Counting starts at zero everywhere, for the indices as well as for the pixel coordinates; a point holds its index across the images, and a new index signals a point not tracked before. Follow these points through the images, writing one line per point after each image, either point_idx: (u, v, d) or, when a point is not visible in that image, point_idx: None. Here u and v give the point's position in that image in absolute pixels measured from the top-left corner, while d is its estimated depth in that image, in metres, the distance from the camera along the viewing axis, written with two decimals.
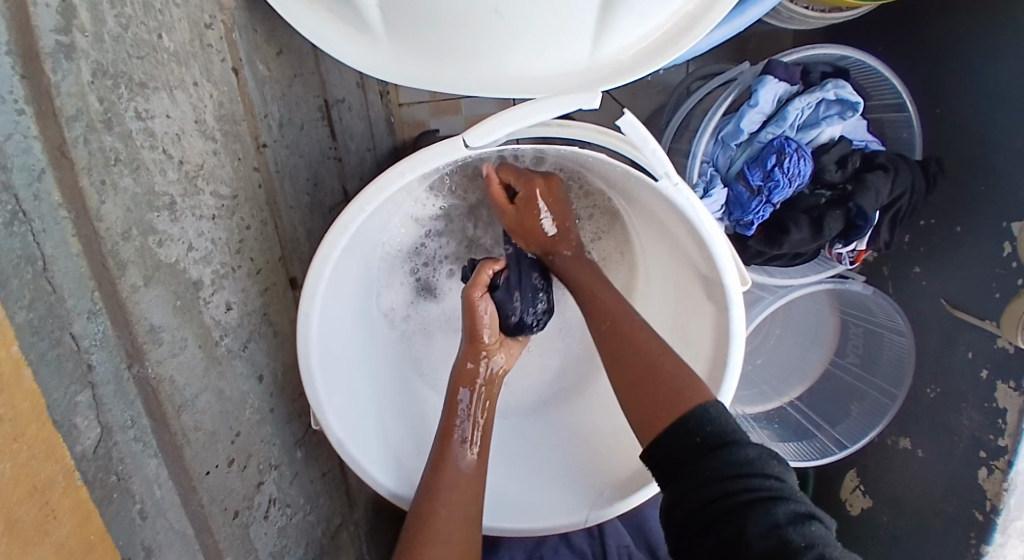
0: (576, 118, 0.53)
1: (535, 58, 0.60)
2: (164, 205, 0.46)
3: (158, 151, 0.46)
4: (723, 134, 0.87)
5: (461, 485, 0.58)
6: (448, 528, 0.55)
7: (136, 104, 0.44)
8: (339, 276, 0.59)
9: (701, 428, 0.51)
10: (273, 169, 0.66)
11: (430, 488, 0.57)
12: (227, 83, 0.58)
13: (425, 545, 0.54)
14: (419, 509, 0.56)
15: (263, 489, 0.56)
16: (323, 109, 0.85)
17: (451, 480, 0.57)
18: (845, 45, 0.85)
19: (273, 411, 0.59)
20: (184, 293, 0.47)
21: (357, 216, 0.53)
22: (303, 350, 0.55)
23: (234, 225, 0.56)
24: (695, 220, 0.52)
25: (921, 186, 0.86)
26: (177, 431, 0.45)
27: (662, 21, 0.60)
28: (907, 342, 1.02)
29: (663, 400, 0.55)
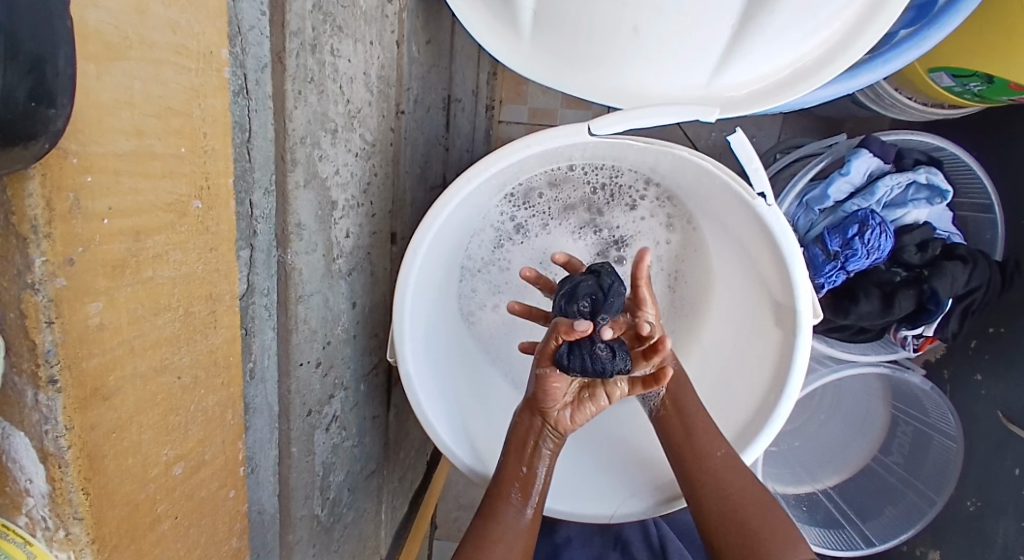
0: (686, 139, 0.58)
1: (658, 79, 0.67)
2: (330, 129, 0.54)
3: (337, 84, 0.54)
4: (808, 198, 0.91)
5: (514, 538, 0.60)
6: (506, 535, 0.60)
7: (333, 43, 0.53)
8: (447, 230, 0.65)
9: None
10: (403, 134, 0.73)
11: (483, 535, 0.59)
12: (390, 51, 0.67)
13: None
14: (475, 550, 0.58)
15: (332, 403, 0.60)
16: (445, 101, 0.94)
17: (501, 529, 0.60)
18: (944, 136, 0.88)
19: (355, 339, 0.64)
20: (324, 206, 0.54)
21: (480, 173, 0.58)
22: (402, 283, 0.60)
23: (367, 168, 0.63)
24: (781, 243, 0.56)
25: (996, 284, 0.87)
26: (292, 315, 0.50)
27: (778, 69, 0.66)
28: (957, 449, 1.00)
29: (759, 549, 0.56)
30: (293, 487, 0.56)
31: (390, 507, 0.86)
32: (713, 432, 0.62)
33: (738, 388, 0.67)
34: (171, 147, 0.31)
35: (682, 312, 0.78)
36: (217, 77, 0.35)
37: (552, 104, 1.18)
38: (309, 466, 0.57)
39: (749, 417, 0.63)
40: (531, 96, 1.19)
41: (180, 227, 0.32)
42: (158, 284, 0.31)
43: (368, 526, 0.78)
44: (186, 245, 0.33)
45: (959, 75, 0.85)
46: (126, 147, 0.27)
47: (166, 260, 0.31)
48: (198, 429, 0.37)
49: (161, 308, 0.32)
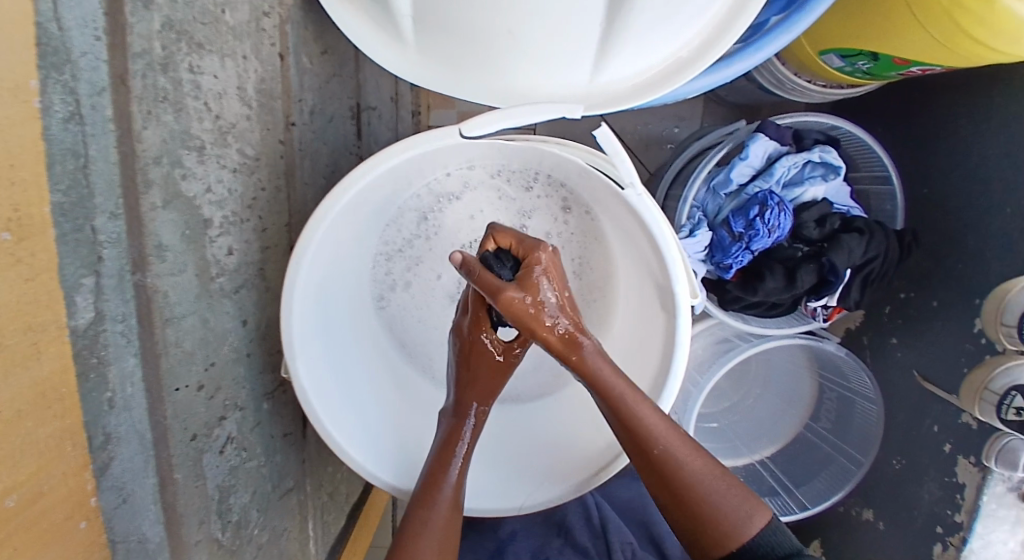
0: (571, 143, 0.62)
1: (542, 78, 0.67)
2: (195, 147, 0.53)
3: (201, 102, 0.53)
4: (714, 183, 0.94)
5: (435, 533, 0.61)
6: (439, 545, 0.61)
7: (192, 59, 0.52)
8: (335, 239, 0.64)
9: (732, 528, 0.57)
10: (296, 146, 0.72)
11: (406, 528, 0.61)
12: (271, 64, 0.65)
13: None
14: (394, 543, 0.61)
15: (224, 426, 0.59)
16: (354, 109, 0.93)
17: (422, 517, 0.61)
18: (837, 116, 0.92)
19: (249, 357, 0.63)
20: (194, 225, 0.53)
21: (359, 179, 0.58)
22: (287, 293, 0.58)
23: (251, 183, 0.62)
24: (654, 230, 0.57)
25: (893, 254, 0.90)
26: (159, 339, 0.49)
27: (657, 63, 0.68)
28: (876, 409, 1.03)
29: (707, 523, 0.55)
30: (182, 513, 0.54)
31: (320, 523, 0.85)
32: (658, 421, 0.57)
33: (636, 374, 0.68)
34: None
35: (588, 300, 0.80)
36: None
37: (476, 106, 1.19)
38: (198, 489, 0.56)
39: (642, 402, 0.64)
40: (456, 100, 1.20)
41: None
42: None
43: (292, 544, 0.76)
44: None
45: (849, 55, 0.87)
46: None
47: None
48: None
49: None
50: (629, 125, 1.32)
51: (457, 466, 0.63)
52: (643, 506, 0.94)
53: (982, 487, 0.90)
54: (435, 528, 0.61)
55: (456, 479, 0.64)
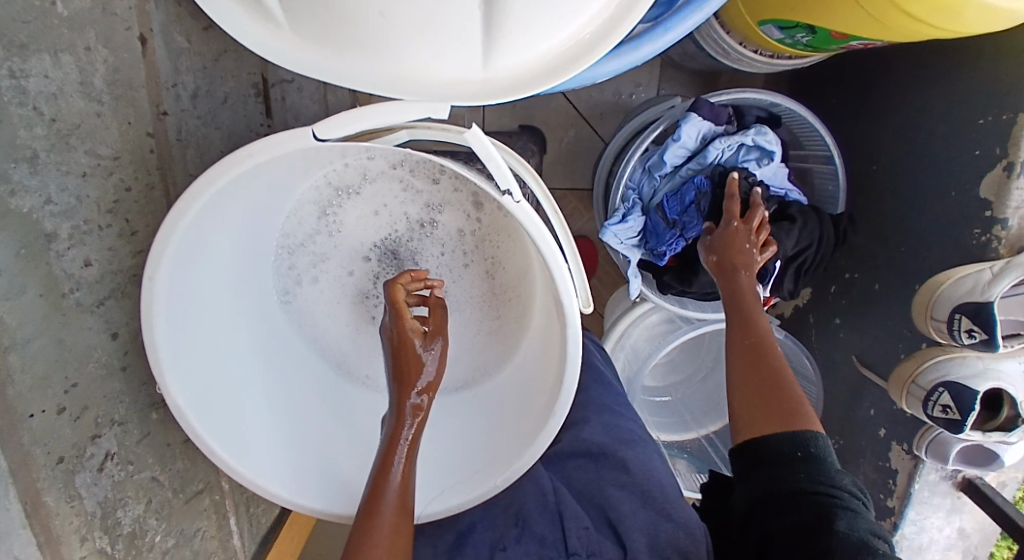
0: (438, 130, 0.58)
1: (432, 64, 0.62)
2: (25, 158, 0.49)
3: (28, 108, 0.49)
4: (649, 164, 0.90)
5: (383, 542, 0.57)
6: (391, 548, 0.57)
7: (12, 62, 0.47)
8: (207, 245, 0.60)
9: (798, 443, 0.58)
10: (172, 136, 0.67)
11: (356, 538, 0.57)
12: (129, 51, 0.60)
13: None
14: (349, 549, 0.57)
15: (99, 443, 0.57)
16: (260, 87, 0.87)
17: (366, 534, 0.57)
18: (776, 93, 0.87)
19: (127, 369, 0.60)
20: (34, 242, 0.50)
21: (205, 189, 0.52)
22: (145, 311, 0.54)
23: (110, 185, 0.57)
24: (537, 239, 0.53)
25: (830, 240, 0.87)
26: (1, 368, 0.47)
27: (557, 47, 0.63)
28: (814, 390, 1.02)
29: (777, 421, 0.61)
30: (60, 536, 0.54)
31: (246, 517, 0.83)
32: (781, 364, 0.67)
33: (543, 379, 0.66)
34: None
35: (502, 291, 0.78)
36: None
37: None
38: (74, 509, 0.55)
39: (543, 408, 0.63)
40: None
41: None
42: None
43: (212, 543, 0.76)
44: None
45: (786, 28, 0.83)
46: None
47: None
48: None
49: None
50: (579, 92, 1.25)
51: (397, 463, 0.60)
52: (597, 489, 0.81)
53: (914, 474, 0.93)
54: (384, 529, 0.57)
55: (400, 471, 0.60)
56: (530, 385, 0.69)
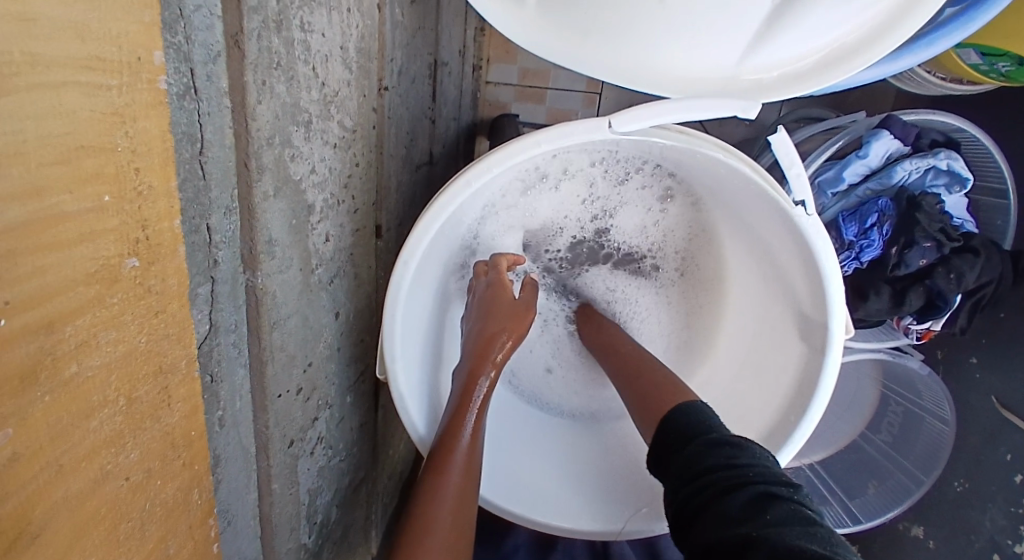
0: (734, 153, 0.51)
1: (685, 57, 0.57)
2: (303, 121, 0.45)
3: (309, 66, 0.45)
4: (822, 180, 0.85)
5: (463, 497, 0.51)
6: (454, 531, 0.49)
7: (303, 14, 0.42)
8: (443, 232, 0.58)
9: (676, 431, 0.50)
10: (387, 113, 0.64)
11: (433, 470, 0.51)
12: (371, 18, 0.56)
13: (424, 526, 0.49)
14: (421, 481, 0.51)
15: (316, 426, 0.55)
16: (431, 68, 0.84)
17: (438, 484, 0.50)
18: (966, 118, 0.83)
19: (340, 350, 0.58)
20: (300, 213, 0.46)
21: (481, 176, 0.51)
22: (394, 297, 0.54)
23: (347, 159, 0.55)
24: (818, 256, 0.51)
25: (1008, 277, 0.84)
26: (266, 346, 0.43)
27: (815, 50, 0.57)
28: (949, 431, 1.00)
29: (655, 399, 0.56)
30: (275, 523, 0.51)
31: (382, 508, 0.83)
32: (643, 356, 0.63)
33: (751, 402, 0.62)
34: (89, 197, 0.23)
35: (687, 303, 0.74)
36: (148, 92, 0.25)
37: (545, 64, 1.10)
38: (292, 497, 0.52)
39: (769, 430, 0.58)
40: (521, 55, 1.10)
41: (110, 299, 0.24)
42: (85, 381, 0.24)
43: (358, 531, 0.75)
44: (122, 319, 0.25)
45: (988, 53, 0.75)
46: (23, 218, 0.20)
47: (94, 345, 0.24)
48: (155, 528, 0.30)
49: (90, 411, 0.24)
50: None
51: (473, 418, 0.54)
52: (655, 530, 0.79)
53: None
54: (453, 498, 0.50)
55: (475, 434, 0.54)
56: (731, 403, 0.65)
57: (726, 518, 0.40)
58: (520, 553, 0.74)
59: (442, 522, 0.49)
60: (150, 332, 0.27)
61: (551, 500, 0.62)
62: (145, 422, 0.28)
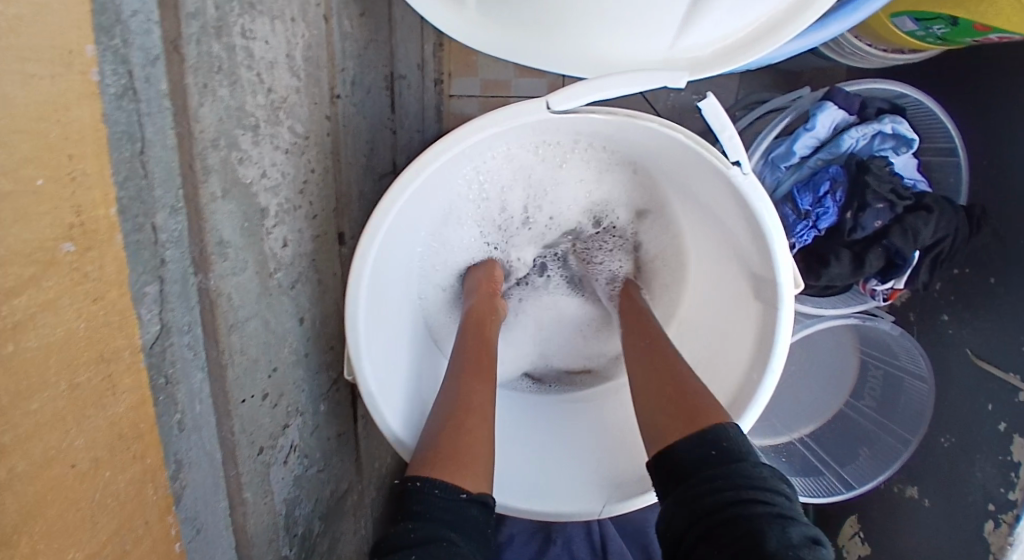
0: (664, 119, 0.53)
1: (623, 41, 0.59)
2: (250, 125, 0.46)
3: (253, 71, 0.46)
4: (774, 156, 0.88)
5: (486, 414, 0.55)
6: (462, 454, 0.50)
7: (245, 22, 0.44)
8: (399, 226, 0.59)
9: (716, 442, 0.49)
10: (340, 122, 0.65)
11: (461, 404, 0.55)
12: (317, 28, 0.58)
13: (455, 440, 0.51)
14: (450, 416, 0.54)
15: (287, 433, 0.55)
16: (387, 80, 0.86)
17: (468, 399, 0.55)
18: (906, 83, 0.86)
19: (308, 356, 0.59)
20: (252, 216, 0.47)
21: (427, 164, 0.53)
22: (353, 292, 0.54)
23: (301, 165, 0.56)
24: (759, 214, 0.52)
25: (964, 232, 0.86)
26: (224, 350, 0.44)
27: (747, 24, 0.60)
28: (928, 387, 1.01)
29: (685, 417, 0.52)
30: (250, 532, 0.50)
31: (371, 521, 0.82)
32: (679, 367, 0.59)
33: (717, 366, 0.63)
34: (24, 180, 0.24)
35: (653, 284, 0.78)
36: (80, 83, 0.27)
37: (506, 73, 1.10)
38: (267, 506, 0.52)
39: (736, 393, 0.58)
40: (482, 67, 1.10)
41: (45, 281, 0.25)
42: (24, 360, 0.24)
43: (345, 545, 0.74)
44: (57, 303, 0.26)
45: (923, 19, 0.78)
46: None
47: (30, 326, 0.25)
48: (109, 519, 0.32)
49: (34, 389, 0.25)
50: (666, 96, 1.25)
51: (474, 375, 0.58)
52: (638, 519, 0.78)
53: None
54: (460, 432, 0.52)
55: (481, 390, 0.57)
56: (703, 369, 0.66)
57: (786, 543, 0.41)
58: (515, 542, 0.72)
59: (476, 426, 0.53)
60: (89, 319, 0.28)
61: (534, 484, 0.62)
62: (90, 410, 0.29)
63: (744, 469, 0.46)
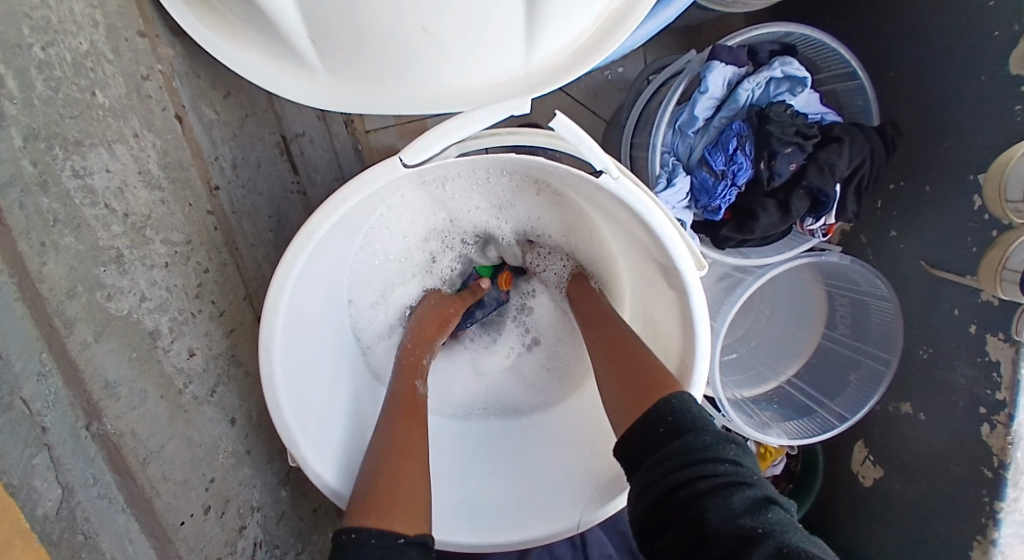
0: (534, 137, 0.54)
1: (476, 68, 0.59)
2: (111, 259, 0.46)
3: (100, 206, 0.46)
4: (680, 124, 0.88)
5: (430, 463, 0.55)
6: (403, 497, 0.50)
7: (73, 162, 0.44)
8: (302, 304, 0.58)
9: (664, 418, 0.48)
10: (228, 211, 0.65)
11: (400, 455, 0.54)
12: (170, 132, 0.58)
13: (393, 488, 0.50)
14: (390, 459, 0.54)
15: (246, 534, 0.56)
16: (281, 145, 0.85)
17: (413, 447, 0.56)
18: (787, 22, 0.87)
19: (251, 452, 0.60)
20: (140, 344, 0.47)
21: (306, 245, 0.51)
22: (269, 387, 0.53)
23: (190, 270, 0.56)
24: (640, 210, 0.52)
25: (880, 153, 0.86)
26: (143, 483, 0.45)
27: (594, 19, 0.60)
28: (893, 305, 0.93)
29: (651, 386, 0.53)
30: None
31: None
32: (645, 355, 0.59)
33: (657, 355, 0.64)
34: None
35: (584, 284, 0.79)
36: None
37: None
38: None
39: (675, 381, 0.59)
40: None
41: None
42: None
43: None
44: None
45: None
46: None
47: None
48: None
49: None
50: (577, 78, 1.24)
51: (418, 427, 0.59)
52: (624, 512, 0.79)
53: (1017, 362, 0.80)
54: (399, 474, 0.52)
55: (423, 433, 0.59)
56: None
57: (730, 516, 0.40)
58: None
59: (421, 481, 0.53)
60: None
61: (511, 514, 0.64)
62: None
63: (690, 440, 0.45)
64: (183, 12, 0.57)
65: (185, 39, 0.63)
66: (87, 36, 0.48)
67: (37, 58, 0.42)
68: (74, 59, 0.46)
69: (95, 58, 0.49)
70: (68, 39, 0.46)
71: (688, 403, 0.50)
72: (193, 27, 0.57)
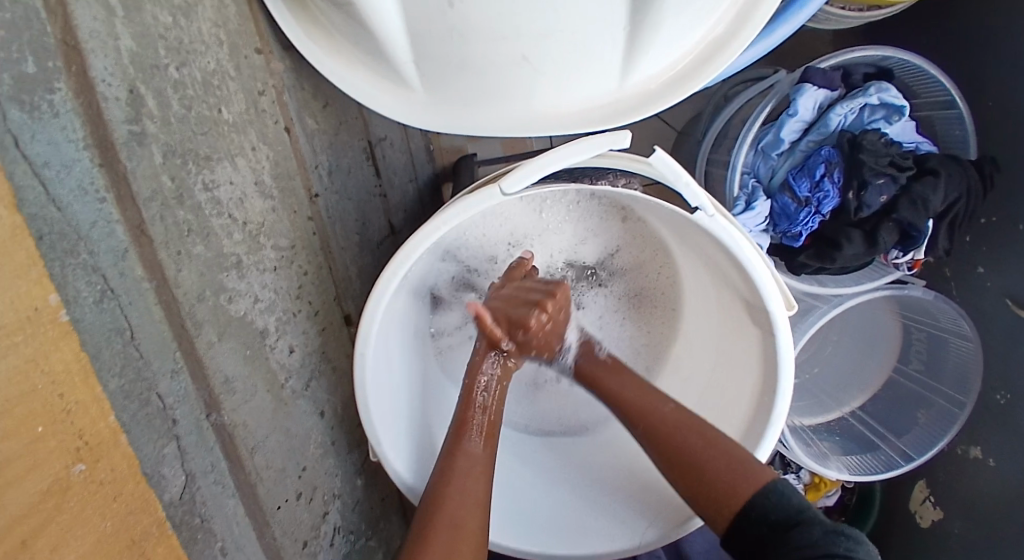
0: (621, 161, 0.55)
1: (568, 95, 0.60)
2: (232, 264, 0.50)
3: (224, 216, 0.50)
4: (764, 145, 0.87)
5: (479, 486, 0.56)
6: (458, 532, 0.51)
7: (204, 176, 0.48)
8: (391, 312, 0.61)
9: (769, 515, 0.51)
10: (324, 216, 0.69)
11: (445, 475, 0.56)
12: (280, 142, 0.62)
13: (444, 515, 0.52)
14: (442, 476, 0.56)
15: (328, 519, 0.60)
16: (367, 150, 0.89)
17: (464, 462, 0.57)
18: (887, 46, 0.83)
19: (335, 444, 0.64)
20: (252, 343, 0.51)
21: (405, 262, 0.54)
22: (360, 390, 0.57)
23: (293, 273, 0.60)
24: (735, 249, 0.52)
25: (977, 188, 0.82)
26: (249, 470, 0.49)
27: (690, 48, 0.59)
28: (973, 346, 0.89)
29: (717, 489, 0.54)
30: None
31: None
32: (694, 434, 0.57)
33: (731, 385, 0.65)
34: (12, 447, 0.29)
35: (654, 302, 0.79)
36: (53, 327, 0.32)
37: None
38: None
39: (750, 417, 0.60)
40: None
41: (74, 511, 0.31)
42: None
43: None
44: None
45: None
46: None
47: None
48: None
49: None
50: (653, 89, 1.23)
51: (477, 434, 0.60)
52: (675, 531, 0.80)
53: None
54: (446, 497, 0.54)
55: (478, 450, 0.59)
56: (716, 387, 0.67)
57: None
58: None
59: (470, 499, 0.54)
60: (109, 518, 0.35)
61: (573, 526, 0.66)
62: None
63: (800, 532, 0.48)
64: (295, 29, 0.60)
65: (292, 53, 0.67)
66: (214, 56, 0.52)
67: (174, 79, 0.46)
68: (204, 78, 0.50)
69: (221, 77, 0.52)
70: (200, 60, 0.50)
71: (789, 491, 0.52)
72: (302, 43, 0.60)
